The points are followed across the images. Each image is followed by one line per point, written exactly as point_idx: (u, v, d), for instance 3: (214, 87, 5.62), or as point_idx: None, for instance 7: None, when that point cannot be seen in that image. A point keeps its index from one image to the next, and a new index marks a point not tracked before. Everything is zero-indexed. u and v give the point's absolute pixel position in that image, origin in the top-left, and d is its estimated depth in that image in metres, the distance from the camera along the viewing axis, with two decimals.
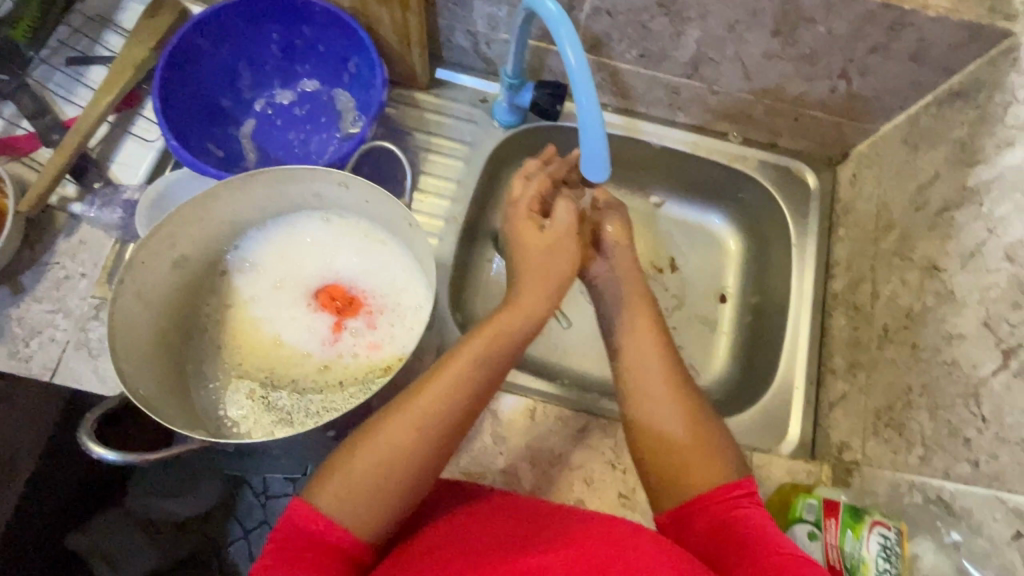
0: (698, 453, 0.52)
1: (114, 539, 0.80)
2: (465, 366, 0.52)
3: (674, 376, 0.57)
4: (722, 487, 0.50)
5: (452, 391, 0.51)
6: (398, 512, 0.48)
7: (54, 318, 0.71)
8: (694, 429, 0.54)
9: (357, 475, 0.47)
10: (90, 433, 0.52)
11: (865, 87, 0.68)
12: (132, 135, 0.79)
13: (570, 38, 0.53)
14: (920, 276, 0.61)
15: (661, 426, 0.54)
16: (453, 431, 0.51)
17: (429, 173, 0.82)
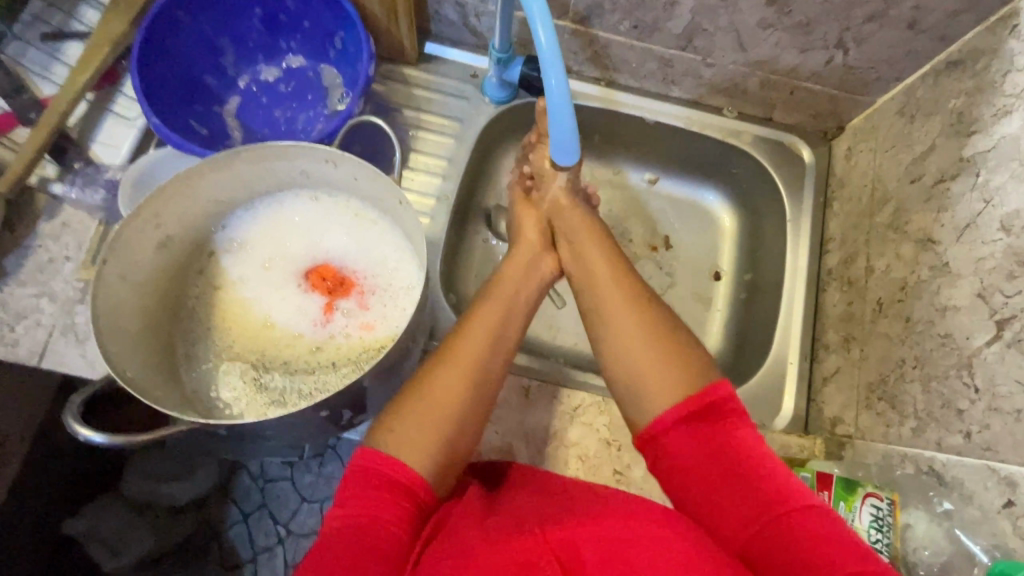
0: (659, 363, 0.53)
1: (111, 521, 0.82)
2: (499, 315, 0.59)
3: (635, 303, 0.58)
4: (699, 392, 0.52)
5: (490, 332, 0.57)
6: (446, 449, 0.51)
7: (39, 301, 0.69)
8: (677, 387, 0.52)
9: (412, 414, 0.51)
10: (75, 416, 0.51)
11: (861, 57, 0.67)
12: (113, 114, 0.77)
13: (542, 19, 0.48)
14: (914, 248, 0.61)
15: (625, 352, 0.55)
16: (465, 405, 0.53)
17: (419, 150, 0.80)
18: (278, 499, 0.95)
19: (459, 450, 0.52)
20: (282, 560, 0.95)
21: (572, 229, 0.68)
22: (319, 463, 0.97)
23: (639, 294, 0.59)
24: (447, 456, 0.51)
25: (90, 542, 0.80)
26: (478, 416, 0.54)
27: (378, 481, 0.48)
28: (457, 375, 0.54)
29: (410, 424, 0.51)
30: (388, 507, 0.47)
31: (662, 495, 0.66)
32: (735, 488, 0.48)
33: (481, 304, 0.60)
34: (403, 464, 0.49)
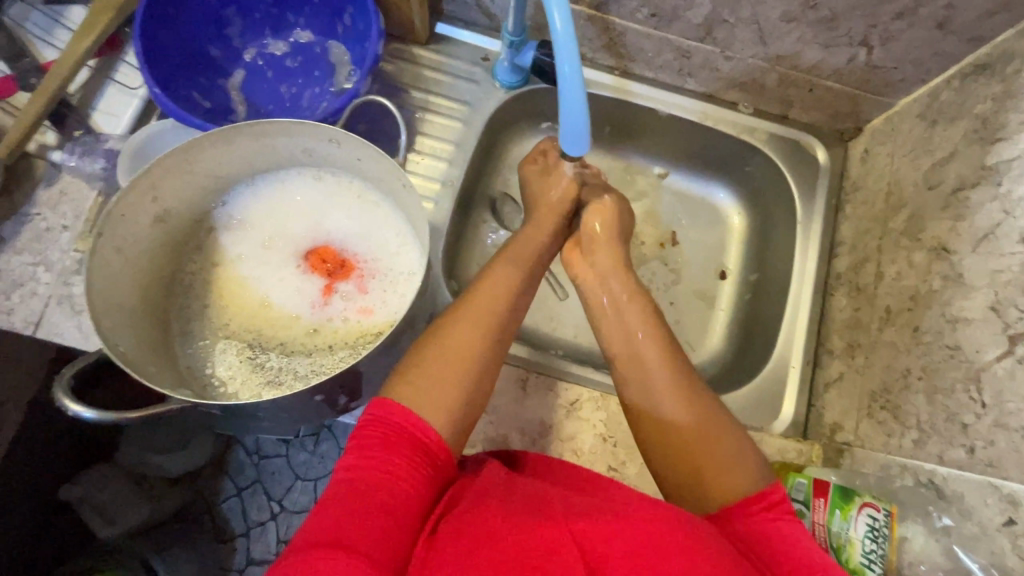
0: (721, 468, 0.51)
1: (104, 489, 0.83)
2: (511, 274, 0.63)
3: (689, 396, 0.55)
4: (702, 442, 0.53)
5: (507, 292, 0.61)
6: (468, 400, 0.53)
7: (36, 270, 0.69)
8: (711, 450, 0.52)
9: (432, 366, 0.53)
10: (65, 388, 0.50)
11: (886, 57, 0.65)
12: (115, 82, 0.75)
13: (558, 2, 0.47)
14: (928, 257, 0.60)
15: (678, 454, 0.53)
16: (487, 357, 0.56)
17: (426, 133, 0.78)
18: (272, 475, 1.02)
19: (476, 400, 0.54)
20: (273, 536, 1.00)
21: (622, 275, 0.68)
22: (313, 443, 1.02)
23: (692, 386, 0.56)
24: (465, 402, 0.53)
25: (82, 508, 0.82)
26: (491, 365, 0.56)
27: (390, 437, 0.48)
28: (473, 328, 0.56)
29: (426, 374, 0.53)
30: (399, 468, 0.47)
31: (655, 493, 0.66)
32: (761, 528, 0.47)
33: (493, 270, 0.63)
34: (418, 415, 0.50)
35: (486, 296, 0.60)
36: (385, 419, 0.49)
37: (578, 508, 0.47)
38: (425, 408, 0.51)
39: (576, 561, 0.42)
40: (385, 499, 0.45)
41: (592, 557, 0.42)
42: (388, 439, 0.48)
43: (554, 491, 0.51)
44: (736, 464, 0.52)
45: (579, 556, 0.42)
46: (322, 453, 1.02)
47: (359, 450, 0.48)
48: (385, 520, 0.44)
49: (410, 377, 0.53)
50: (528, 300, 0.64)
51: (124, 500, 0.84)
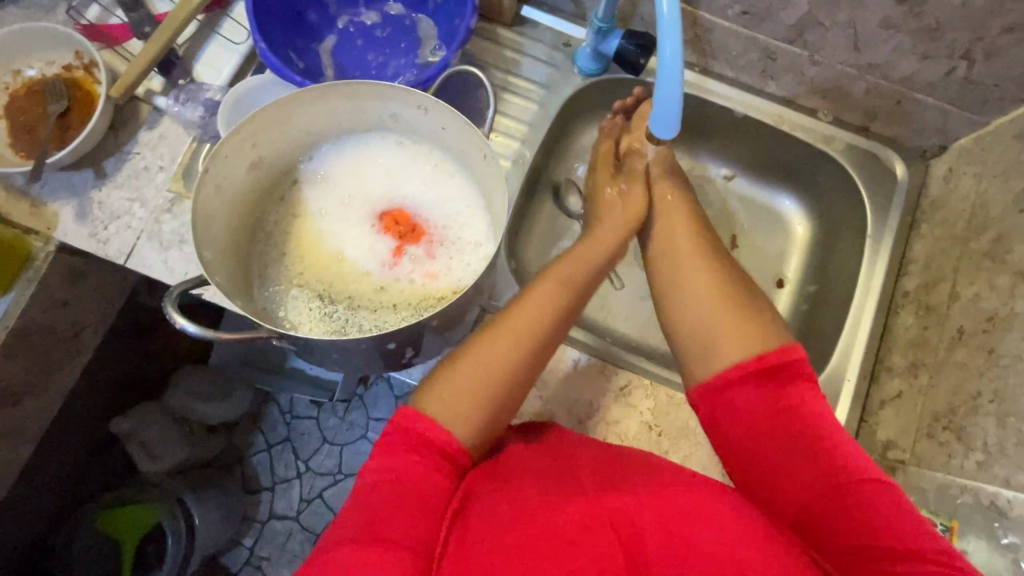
0: (730, 321, 0.58)
1: (153, 427, 0.96)
2: (557, 293, 0.60)
3: (716, 268, 0.63)
4: (721, 301, 0.60)
5: (552, 302, 0.59)
6: (500, 406, 0.54)
7: (131, 206, 0.73)
8: (725, 307, 0.59)
9: (461, 378, 0.54)
10: (173, 305, 0.52)
11: (987, 72, 0.63)
12: (219, 36, 0.79)
13: None
14: (1012, 279, 0.58)
15: (701, 308, 0.60)
16: (517, 364, 0.56)
17: (502, 112, 0.80)
18: (302, 435, 1.11)
19: (504, 414, 0.55)
20: (296, 492, 1.09)
21: (674, 232, 0.68)
22: (343, 410, 1.11)
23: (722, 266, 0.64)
24: (495, 415, 0.54)
25: (130, 442, 0.95)
26: (527, 381, 0.57)
27: (411, 443, 0.50)
28: (506, 344, 0.56)
29: (455, 388, 0.53)
30: (421, 466, 0.49)
31: None
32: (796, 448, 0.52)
33: (555, 268, 0.63)
34: (449, 430, 0.51)
35: (525, 311, 0.58)
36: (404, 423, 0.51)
37: (605, 481, 0.50)
38: (453, 420, 0.52)
39: (609, 535, 0.45)
40: (408, 493, 0.47)
41: (625, 529, 0.45)
42: (408, 445, 0.50)
43: (580, 463, 0.53)
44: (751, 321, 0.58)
45: (612, 530, 0.45)
46: (350, 420, 1.11)
47: (380, 451, 0.49)
48: (412, 512, 0.46)
49: (438, 391, 0.53)
50: (572, 322, 0.62)
51: (166, 438, 0.98)
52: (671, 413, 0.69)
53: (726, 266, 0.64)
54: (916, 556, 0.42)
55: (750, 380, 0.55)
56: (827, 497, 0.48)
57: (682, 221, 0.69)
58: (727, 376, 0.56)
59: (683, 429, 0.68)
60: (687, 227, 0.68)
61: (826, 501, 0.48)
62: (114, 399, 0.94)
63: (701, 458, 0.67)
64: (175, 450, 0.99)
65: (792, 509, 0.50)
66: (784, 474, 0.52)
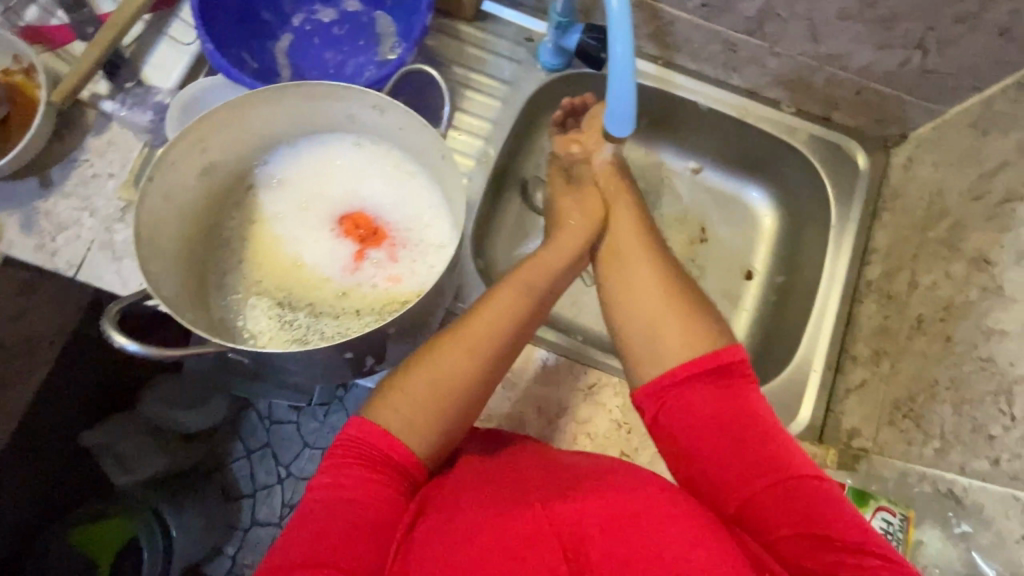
0: (670, 317, 0.58)
1: (124, 439, 0.90)
2: (518, 299, 0.60)
3: (656, 260, 0.64)
4: (662, 295, 0.60)
5: (512, 311, 0.59)
6: (454, 414, 0.54)
7: (80, 216, 0.70)
8: (664, 301, 0.60)
9: (415, 390, 0.53)
10: (111, 323, 0.51)
11: (941, 61, 0.64)
12: (168, 37, 0.76)
13: None
14: (968, 268, 0.59)
15: (643, 303, 0.60)
16: (471, 372, 0.55)
17: (465, 109, 0.79)
18: (283, 441, 1.05)
19: (459, 427, 0.55)
20: (278, 499, 1.04)
21: (617, 225, 0.69)
22: (323, 413, 1.04)
23: (668, 266, 0.63)
24: (449, 427, 0.54)
25: (104, 455, 0.89)
26: (484, 391, 0.57)
27: (365, 458, 0.50)
28: (462, 351, 0.55)
29: (406, 396, 0.53)
30: (376, 487, 0.49)
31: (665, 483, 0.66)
32: (737, 447, 0.52)
33: (521, 269, 0.63)
34: (400, 441, 0.51)
35: (481, 323, 0.57)
36: (360, 437, 0.51)
37: (554, 490, 0.49)
38: (405, 432, 0.52)
39: (555, 550, 0.44)
40: (362, 514, 0.47)
41: (568, 543, 0.45)
42: (364, 462, 0.50)
43: (534, 474, 0.53)
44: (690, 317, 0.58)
45: (557, 544, 0.44)
46: (331, 423, 1.04)
47: (335, 472, 0.50)
48: (365, 535, 0.47)
49: (389, 398, 0.53)
50: (535, 327, 0.61)
51: (143, 450, 0.91)
52: None
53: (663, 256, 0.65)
54: (848, 546, 0.44)
55: (696, 374, 0.55)
56: (768, 490, 0.49)
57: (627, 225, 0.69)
58: (671, 377, 0.55)
59: None
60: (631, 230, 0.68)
61: (760, 496, 0.49)
62: (80, 413, 0.89)
63: None
64: (155, 461, 0.91)
65: (733, 503, 0.50)
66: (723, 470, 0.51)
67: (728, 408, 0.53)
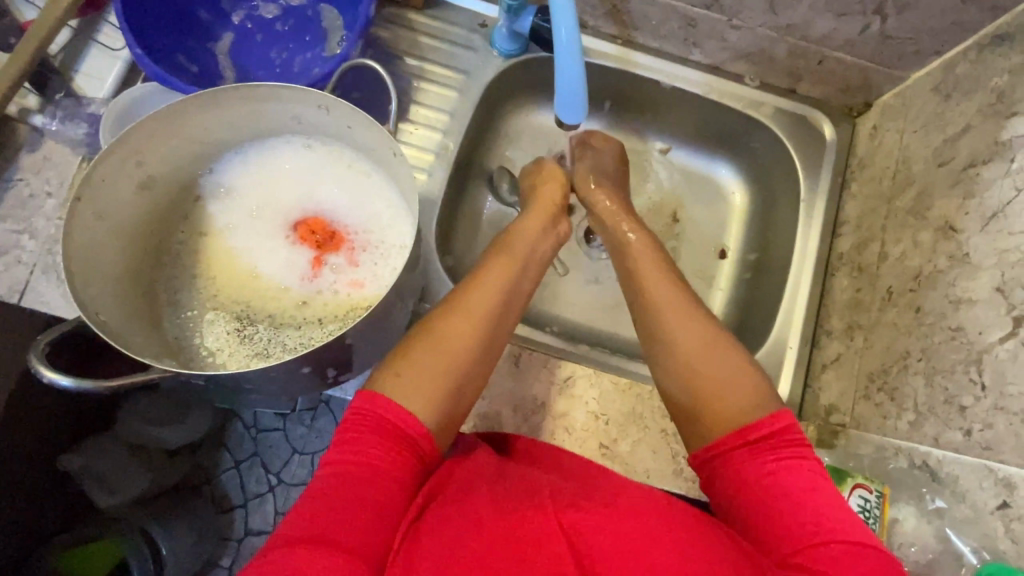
0: (715, 379, 0.53)
1: (107, 459, 0.84)
2: (506, 272, 0.59)
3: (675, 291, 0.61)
4: (699, 348, 0.55)
5: (502, 291, 0.57)
6: (461, 386, 0.52)
7: (20, 239, 0.67)
8: (703, 355, 0.55)
9: (418, 359, 0.51)
10: (39, 357, 0.49)
11: (900, 26, 0.62)
12: (98, 44, 0.72)
13: None
14: (934, 236, 0.58)
15: (686, 364, 0.55)
16: (473, 349, 0.53)
17: (420, 102, 0.76)
18: (270, 449, 1.01)
19: (462, 399, 0.52)
20: (271, 507, 1.00)
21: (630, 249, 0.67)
22: (310, 418, 1.01)
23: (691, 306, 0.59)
24: (454, 397, 0.51)
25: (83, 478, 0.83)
26: (485, 364, 0.55)
27: (378, 430, 0.47)
28: (465, 323, 0.54)
29: (412, 370, 0.50)
30: (389, 465, 0.46)
31: (645, 472, 0.65)
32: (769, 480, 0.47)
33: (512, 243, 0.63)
34: (411, 413, 0.49)
35: (481, 294, 0.56)
36: (376, 411, 0.48)
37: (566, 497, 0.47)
38: (412, 402, 0.49)
39: (562, 550, 0.42)
40: (369, 497, 0.45)
41: (576, 544, 0.43)
42: (377, 435, 0.47)
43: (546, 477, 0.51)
44: (733, 371, 0.53)
45: (565, 544, 0.43)
46: (319, 428, 1.01)
47: (347, 444, 0.47)
48: (370, 518, 0.44)
49: (394, 370, 0.51)
50: (523, 302, 0.61)
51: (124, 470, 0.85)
52: (617, 400, 0.68)
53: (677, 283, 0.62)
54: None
55: (738, 442, 0.49)
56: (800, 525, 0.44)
57: (647, 262, 0.65)
58: (722, 445, 0.50)
59: (629, 415, 0.67)
60: (652, 269, 0.64)
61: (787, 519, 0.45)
62: (55, 437, 0.81)
63: (649, 442, 0.66)
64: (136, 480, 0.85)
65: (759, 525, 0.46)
66: (756, 494, 0.47)
67: (760, 454, 0.48)
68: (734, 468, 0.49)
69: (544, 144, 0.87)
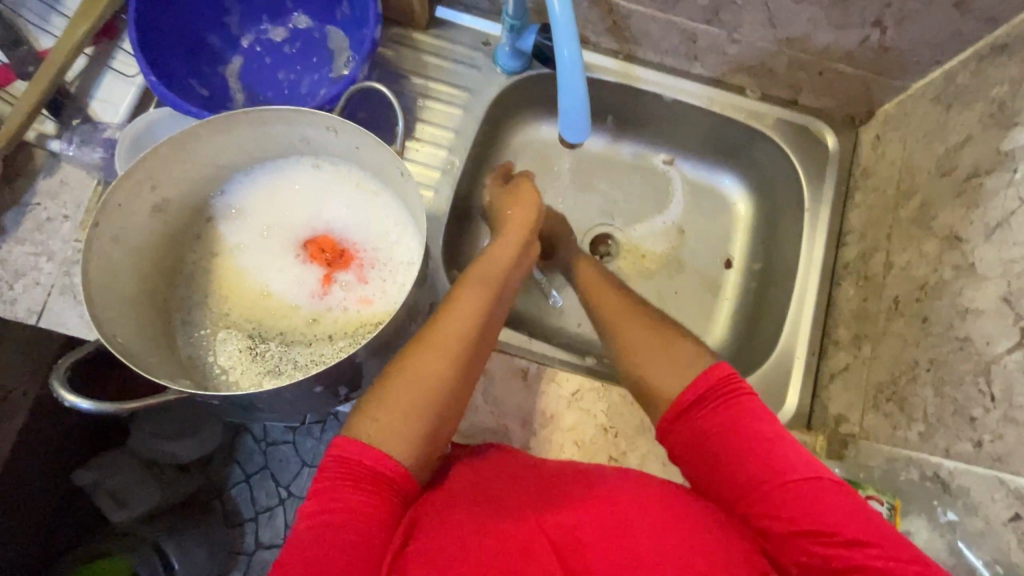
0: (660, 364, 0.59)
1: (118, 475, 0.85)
2: (481, 292, 0.60)
3: (633, 300, 0.68)
4: (645, 340, 0.62)
5: (478, 316, 0.57)
6: (439, 421, 0.53)
7: (38, 261, 0.68)
8: (647, 338, 0.62)
9: (394, 401, 0.51)
10: (61, 381, 0.50)
11: (900, 38, 0.63)
12: (112, 70, 0.74)
13: None
14: (940, 246, 0.58)
15: (634, 350, 0.62)
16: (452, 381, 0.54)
17: (425, 120, 0.77)
18: (280, 463, 1.01)
19: (445, 427, 0.53)
20: (282, 520, 1.00)
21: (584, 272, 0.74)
22: (319, 431, 1.01)
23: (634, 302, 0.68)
24: (435, 431, 0.52)
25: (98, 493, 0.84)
26: (465, 391, 0.56)
27: (350, 475, 0.48)
28: (440, 358, 0.54)
29: (389, 411, 0.51)
30: (371, 505, 0.47)
31: None
32: (747, 453, 0.50)
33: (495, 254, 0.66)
34: (388, 455, 0.49)
35: (454, 322, 0.56)
36: (346, 456, 0.48)
37: (549, 501, 0.48)
38: (391, 445, 0.50)
39: (547, 551, 0.43)
40: (355, 534, 0.45)
41: (566, 547, 0.44)
42: (349, 479, 0.48)
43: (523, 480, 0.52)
44: (673, 349, 0.60)
45: (549, 547, 0.44)
46: (328, 440, 1.01)
47: (320, 495, 0.47)
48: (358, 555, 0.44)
49: (371, 414, 0.51)
50: (501, 317, 0.62)
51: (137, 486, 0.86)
52: (625, 412, 0.68)
53: (635, 301, 0.68)
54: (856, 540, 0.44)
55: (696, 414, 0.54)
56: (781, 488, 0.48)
57: (597, 284, 0.72)
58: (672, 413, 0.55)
59: (637, 427, 0.67)
60: (608, 289, 0.71)
61: (767, 486, 0.49)
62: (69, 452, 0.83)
63: (658, 455, 0.66)
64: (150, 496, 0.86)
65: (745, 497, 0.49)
66: (737, 467, 0.50)
67: (734, 426, 0.52)
68: (711, 438, 0.53)
69: (548, 158, 0.88)
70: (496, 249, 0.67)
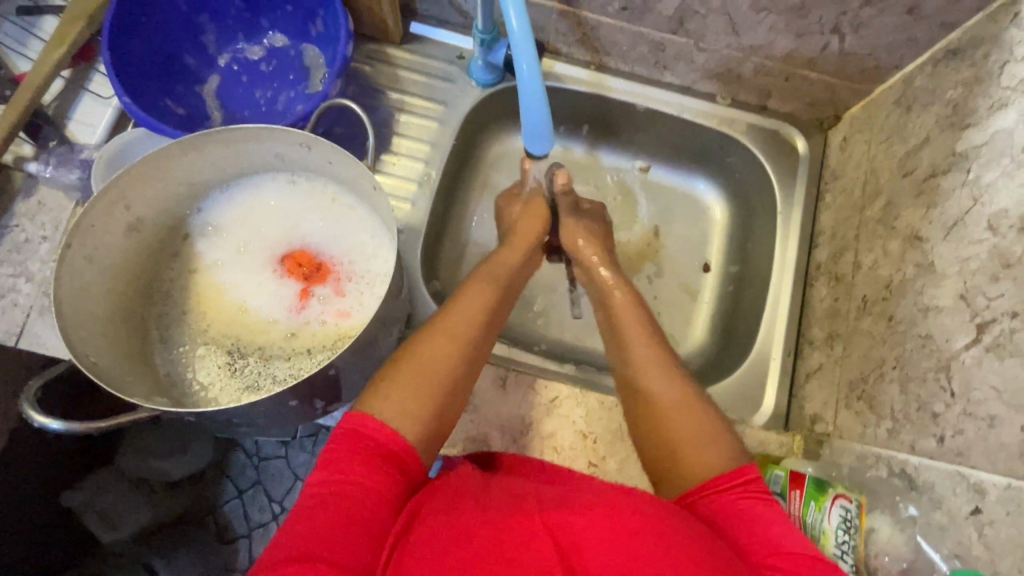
0: (692, 447, 0.53)
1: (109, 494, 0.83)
2: (487, 290, 0.63)
3: (649, 322, 0.66)
4: (672, 408, 0.57)
5: (483, 310, 0.61)
6: (443, 408, 0.54)
7: (16, 282, 0.68)
8: (679, 412, 0.56)
9: (403, 379, 0.53)
10: (30, 402, 0.51)
11: (859, 43, 0.65)
12: (89, 92, 0.75)
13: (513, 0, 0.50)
14: (903, 245, 0.60)
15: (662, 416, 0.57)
16: (459, 367, 0.57)
17: (401, 133, 0.78)
18: (273, 477, 1.01)
19: (449, 411, 0.55)
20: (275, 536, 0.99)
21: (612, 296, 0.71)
22: (312, 444, 1.01)
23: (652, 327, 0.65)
24: (439, 416, 0.54)
25: (87, 513, 0.81)
26: (467, 382, 0.57)
27: (362, 449, 0.49)
28: (447, 344, 0.57)
29: (398, 387, 0.53)
30: (376, 481, 0.48)
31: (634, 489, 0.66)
32: (746, 506, 0.48)
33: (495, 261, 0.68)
34: (395, 430, 0.51)
35: (461, 314, 0.60)
36: (358, 429, 0.50)
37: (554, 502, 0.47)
38: (398, 420, 0.51)
39: (550, 550, 0.42)
40: (358, 512, 0.46)
41: (566, 544, 0.43)
42: (361, 453, 0.49)
43: (526, 487, 0.51)
44: (708, 432, 0.54)
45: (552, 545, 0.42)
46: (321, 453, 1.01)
47: (331, 464, 0.48)
48: (358, 531, 0.45)
49: (380, 391, 0.53)
50: (501, 318, 0.64)
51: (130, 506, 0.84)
52: (603, 417, 0.69)
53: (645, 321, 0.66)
54: None
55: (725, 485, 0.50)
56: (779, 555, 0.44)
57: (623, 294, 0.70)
58: (694, 492, 0.51)
59: (616, 432, 0.68)
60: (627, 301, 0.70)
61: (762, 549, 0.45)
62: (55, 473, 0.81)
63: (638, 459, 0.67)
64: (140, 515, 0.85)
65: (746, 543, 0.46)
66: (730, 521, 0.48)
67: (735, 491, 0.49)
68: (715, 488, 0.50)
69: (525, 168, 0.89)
70: (497, 255, 0.70)
